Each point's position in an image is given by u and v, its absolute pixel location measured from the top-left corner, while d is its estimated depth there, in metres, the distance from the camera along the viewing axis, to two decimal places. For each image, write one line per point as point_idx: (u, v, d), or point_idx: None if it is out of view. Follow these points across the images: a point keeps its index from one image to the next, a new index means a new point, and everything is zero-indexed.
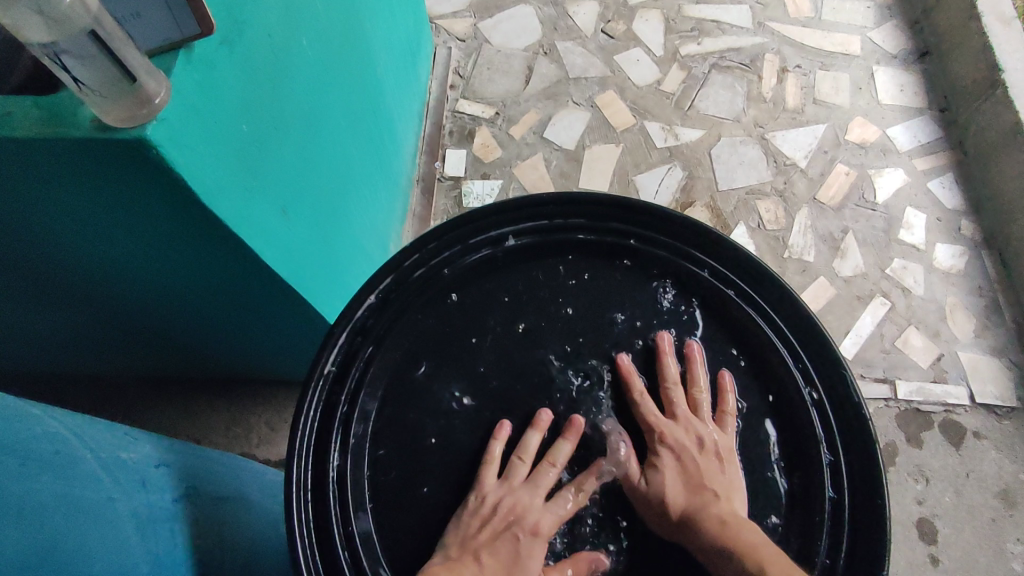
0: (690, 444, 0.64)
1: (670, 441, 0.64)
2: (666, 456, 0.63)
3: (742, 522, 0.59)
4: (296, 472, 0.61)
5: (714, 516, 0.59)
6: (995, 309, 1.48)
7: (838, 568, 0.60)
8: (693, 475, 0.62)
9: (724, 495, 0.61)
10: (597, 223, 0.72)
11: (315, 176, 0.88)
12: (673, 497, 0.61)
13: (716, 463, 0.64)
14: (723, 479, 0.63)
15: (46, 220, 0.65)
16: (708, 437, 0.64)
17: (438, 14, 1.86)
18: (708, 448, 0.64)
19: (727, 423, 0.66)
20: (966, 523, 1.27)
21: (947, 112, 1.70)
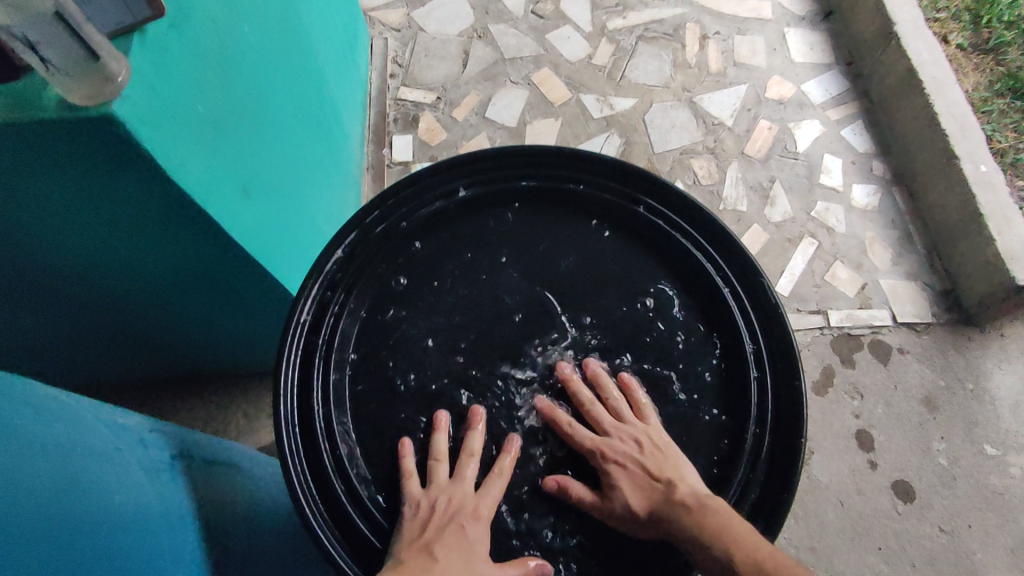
0: (630, 450, 0.66)
1: (612, 456, 0.66)
2: (614, 469, 0.66)
3: (706, 498, 0.63)
4: (283, 409, 0.66)
5: (678, 502, 0.63)
6: (907, 238, 1.63)
7: (765, 438, 0.69)
8: (642, 476, 0.65)
9: (676, 480, 0.65)
10: (538, 171, 0.78)
11: (269, 157, 0.92)
12: (637, 504, 0.64)
13: (659, 453, 0.67)
14: (672, 466, 0.66)
15: (24, 216, 0.70)
16: (641, 437, 0.67)
17: (371, 6, 1.89)
18: (645, 446, 0.67)
19: (649, 416, 0.70)
20: (897, 429, 1.42)
21: (852, 66, 1.86)
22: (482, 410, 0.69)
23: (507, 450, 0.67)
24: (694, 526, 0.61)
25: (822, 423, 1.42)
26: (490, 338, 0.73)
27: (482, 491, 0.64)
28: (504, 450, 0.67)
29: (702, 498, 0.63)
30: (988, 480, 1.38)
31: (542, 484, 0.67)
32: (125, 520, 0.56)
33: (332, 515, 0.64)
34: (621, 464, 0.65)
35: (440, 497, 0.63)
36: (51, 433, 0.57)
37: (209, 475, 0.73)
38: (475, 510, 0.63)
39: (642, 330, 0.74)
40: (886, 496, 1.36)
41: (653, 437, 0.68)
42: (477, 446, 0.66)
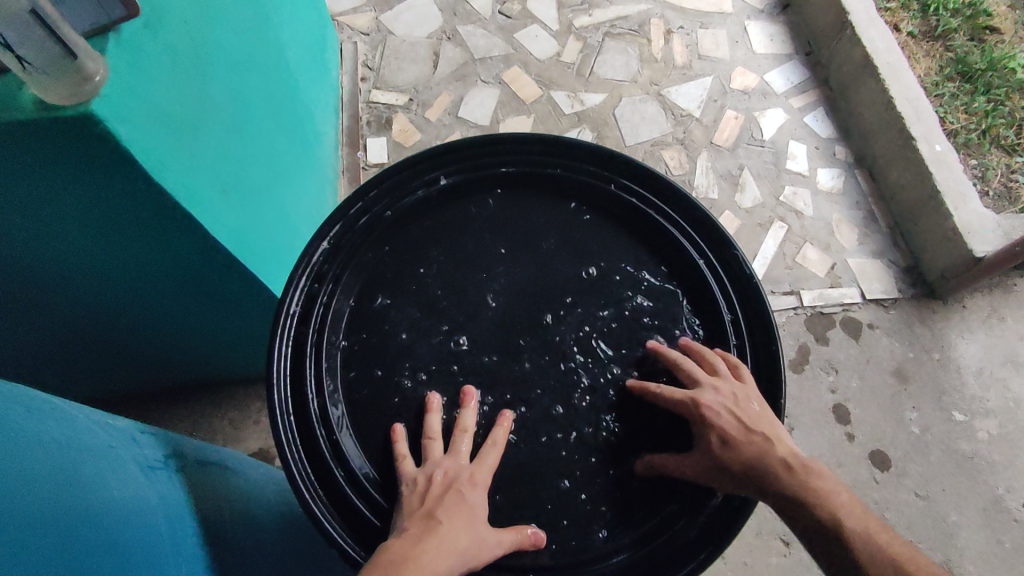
0: (728, 403, 0.68)
1: (713, 410, 0.67)
2: (718, 419, 0.67)
3: (802, 459, 0.68)
4: (277, 398, 0.67)
5: (779, 463, 0.66)
6: (871, 218, 1.69)
7: None
8: (742, 431, 0.67)
9: (773, 437, 0.68)
10: (516, 157, 0.80)
11: (246, 158, 0.92)
12: (739, 460, 0.66)
13: (759, 409, 0.69)
14: (769, 423, 0.68)
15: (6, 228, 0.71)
16: (739, 392, 0.69)
17: (339, 11, 1.89)
18: (746, 400, 0.69)
19: (743, 374, 0.71)
20: (871, 401, 1.47)
21: (811, 55, 1.92)
22: (474, 389, 0.71)
23: (500, 423, 0.68)
24: (797, 486, 0.66)
25: (801, 400, 1.46)
26: (477, 318, 0.74)
27: (477, 461, 0.66)
28: (496, 424, 0.68)
29: (801, 460, 0.67)
30: (959, 445, 1.44)
31: (537, 458, 0.69)
32: (123, 513, 0.58)
33: (331, 499, 0.66)
34: (725, 415, 0.67)
35: (435, 470, 0.64)
36: (48, 431, 0.59)
37: (204, 474, 0.75)
38: (472, 480, 0.64)
39: (626, 306, 0.76)
40: (864, 466, 1.40)
41: (752, 392, 0.69)
42: (471, 421, 0.68)
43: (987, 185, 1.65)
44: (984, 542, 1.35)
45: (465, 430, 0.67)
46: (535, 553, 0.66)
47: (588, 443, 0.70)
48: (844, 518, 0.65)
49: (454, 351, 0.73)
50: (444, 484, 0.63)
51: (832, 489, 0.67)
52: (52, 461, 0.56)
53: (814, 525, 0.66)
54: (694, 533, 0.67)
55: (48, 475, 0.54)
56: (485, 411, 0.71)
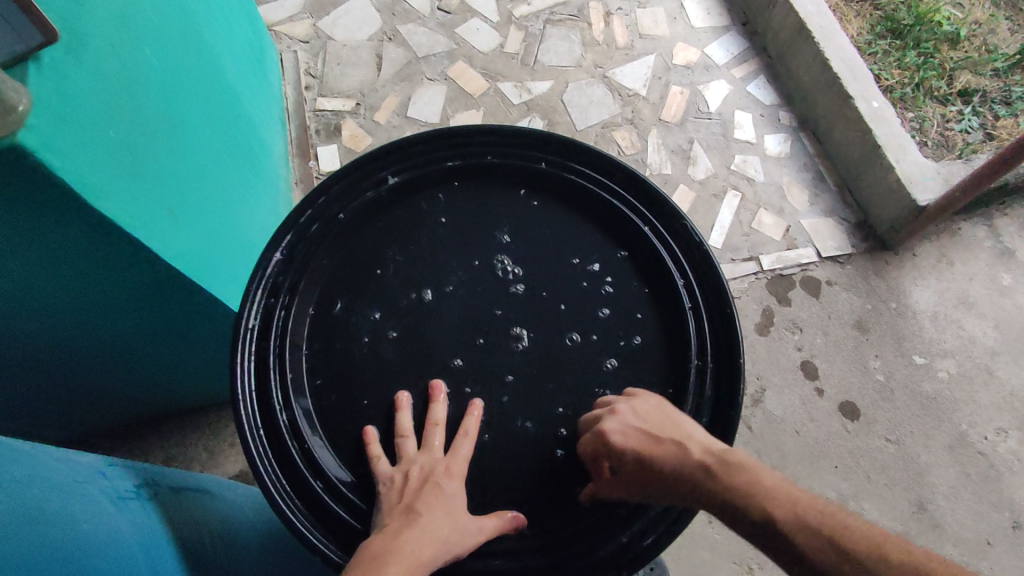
0: (625, 419, 0.67)
1: (612, 434, 0.66)
2: (619, 440, 0.65)
3: (721, 454, 0.62)
4: (244, 413, 0.67)
5: (696, 466, 0.61)
6: (820, 179, 1.74)
7: (708, 365, 0.73)
8: (646, 441, 0.65)
9: (682, 439, 0.64)
10: (460, 149, 0.80)
11: (191, 178, 0.90)
12: (659, 473, 0.63)
13: (662, 418, 0.67)
14: (674, 426, 0.66)
15: None
16: (635, 415, 0.67)
17: (274, 20, 1.86)
18: (648, 410, 0.68)
19: (639, 394, 0.70)
20: (836, 355, 1.52)
21: (748, 25, 1.97)
22: (443, 382, 0.71)
23: (470, 413, 0.69)
24: (726, 486, 0.59)
25: (769, 361, 1.50)
26: (437, 313, 0.75)
27: (451, 453, 0.66)
28: (467, 415, 0.69)
29: (718, 455, 0.62)
30: (921, 387, 1.50)
31: (512, 447, 0.70)
32: (96, 544, 0.57)
33: (309, 506, 0.66)
34: (626, 434, 0.65)
35: (411, 467, 0.65)
36: (9, 470, 0.57)
37: (179, 499, 0.74)
38: (448, 472, 0.65)
39: (585, 284, 0.78)
40: (835, 418, 1.45)
41: (652, 403, 0.68)
42: (441, 415, 0.68)
43: (925, 136, 1.71)
44: (953, 477, 1.41)
45: (437, 425, 0.68)
46: (518, 536, 0.67)
47: (557, 422, 0.71)
48: (775, 508, 0.56)
49: (419, 347, 0.73)
50: (421, 479, 0.64)
51: (759, 477, 0.59)
52: (16, 498, 0.55)
53: (755, 528, 0.57)
54: (665, 506, 0.68)
55: (15, 513, 0.53)
56: (455, 400, 0.71)
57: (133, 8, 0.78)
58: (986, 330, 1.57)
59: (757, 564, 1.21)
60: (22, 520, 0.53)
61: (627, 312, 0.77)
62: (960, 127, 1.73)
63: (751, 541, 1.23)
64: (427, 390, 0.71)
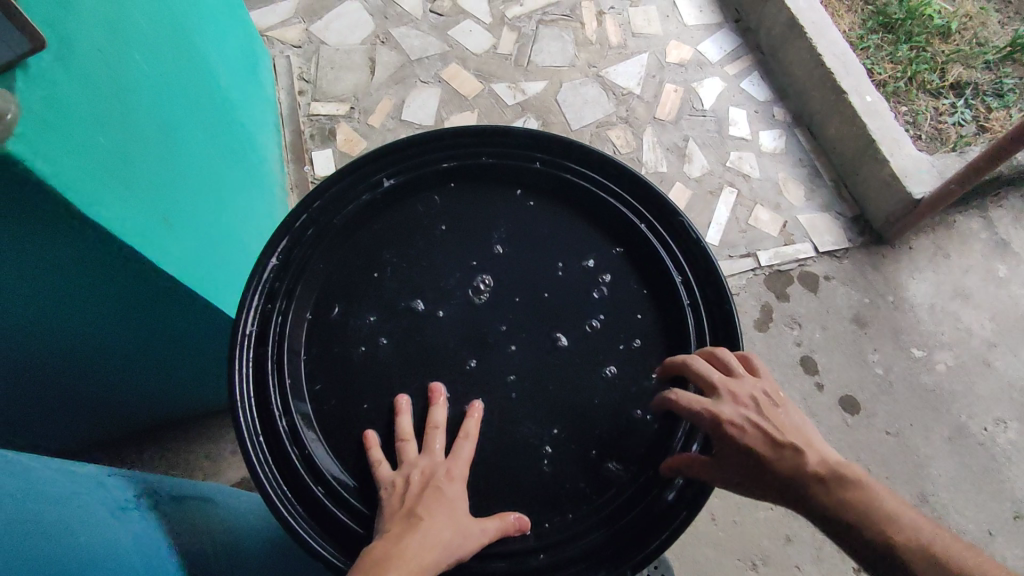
0: (744, 411, 0.67)
1: (732, 422, 0.66)
2: (738, 433, 0.66)
3: (837, 468, 0.65)
4: (243, 419, 0.66)
5: (813, 474, 0.65)
6: (815, 174, 1.75)
7: None
8: (766, 440, 0.66)
9: (801, 443, 0.66)
10: (455, 151, 0.80)
11: (185, 184, 0.89)
12: (772, 469, 0.65)
13: (780, 413, 0.68)
14: (796, 431, 0.67)
15: None
16: (761, 404, 0.68)
17: (267, 25, 1.85)
18: (770, 407, 0.68)
19: (761, 374, 0.70)
20: (835, 349, 1.52)
21: (740, 22, 1.97)
22: (442, 385, 0.71)
23: (471, 415, 0.69)
24: (834, 500, 0.64)
25: (768, 357, 1.50)
26: (434, 315, 0.74)
27: (453, 455, 0.66)
28: (467, 416, 0.68)
29: (833, 468, 0.65)
30: (920, 379, 1.50)
31: (514, 448, 0.70)
32: (97, 555, 0.57)
33: (310, 512, 0.65)
34: (747, 429, 0.66)
35: (412, 471, 0.64)
36: (8, 482, 0.57)
37: (180, 507, 0.74)
38: (449, 475, 0.64)
39: (583, 283, 0.77)
40: (836, 412, 1.45)
41: (776, 398, 0.69)
42: (441, 417, 0.68)
43: (919, 130, 1.71)
44: (954, 468, 1.41)
45: (437, 426, 0.67)
46: (521, 538, 0.67)
47: (558, 424, 0.71)
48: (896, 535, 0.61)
49: (418, 349, 0.73)
50: (421, 482, 0.63)
51: (875, 496, 0.64)
52: (16, 510, 0.54)
53: (861, 545, 0.63)
54: (668, 504, 0.68)
55: (14, 526, 0.53)
56: (455, 402, 0.71)
57: (122, 14, 0.78)
58: (984, 322, 1.57)
59: (761, 560, 1.21)
60: (22, 533, 0.53)
61: (626, 310, 0.77)
62: (953, 120, 1.73)
63: (754, 537, 1.23)
64: (426, 393, 0.71)
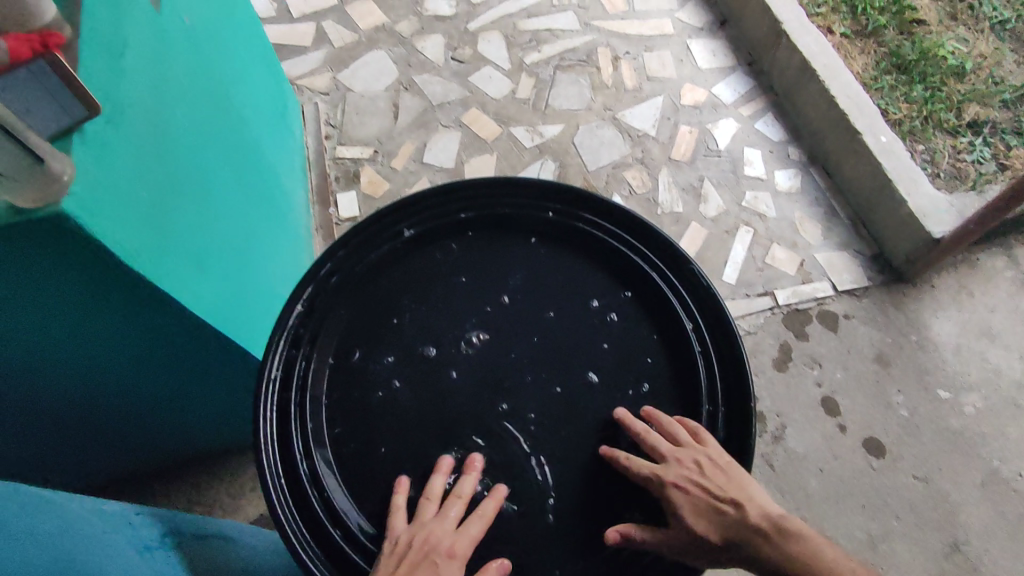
0: (688, 470, 0.68)
1: (672, 483, 0.68)
2: (677, 494, 0.68)
3: (777, 519, 0.68)
4: (267, 463, 0.69)
5: (755, 530, 0.67)
6: (832, 213, 1.75)
7: (719, 410, 0.74)
8: (706, 501, 0.68)
9: (743, 500, 0.68)
10: (472, 201, 0.84)
11: (217, 232, 0.94)
12: (711, 533, 0.67)
13: (721, 469, 0.69)
14: (740, 487, 0.69)
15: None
16: (702, 460, 0.69)
17: (297, 74, 1.95)
18: (710, 463, 0.69)
19: (704, 438, 0.72)
20: (858, 390, 1.50)
21: (754, 65, 2.01)
22: (450, 457, 0.71)
23: (468, 473, 0.70)
24: (780, 555, 0.66)
25: (788, 397, 1.49)
26: (452, 360, 0.77)
27: (442, 518, 0.67)
28: (463, 475, 0.69)
29: (776, 521, 0.68)
30: (948, 422, 1.46)
31: (529, 495, 0.71)
32: None
33: (329, 555, 0.67)
34: (687, 489, 0.68)
35: (415, 537, 0.65)
36: (45, 521, 0.60)
37: (202, 547, 0.76)
38: (450, 548, 0.65)
39: (596, 329, 0.79)
40: (860, 455, 1.42)
41: (714, 452, 0.70)
42: (437, 486, 0.69)
43: (937, 168, 1.71)
44: (987, 516, 1.37)
45: (432, 494, 0.68)
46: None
47: (572, 471, 0.72)
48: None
49: (435, 393, 0.75)
50: (421, 551, 0.64)
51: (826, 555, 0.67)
52: (52, 548, 0.57)
53: None
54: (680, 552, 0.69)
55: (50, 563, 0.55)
56: (470, 446, 0.72)
57: (166, 78, 0.85)
58: (1012, 362, 1.54)
59: None
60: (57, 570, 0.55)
61: (639, 357, 0.78)
62: (972, 157, 1.73)
63: None
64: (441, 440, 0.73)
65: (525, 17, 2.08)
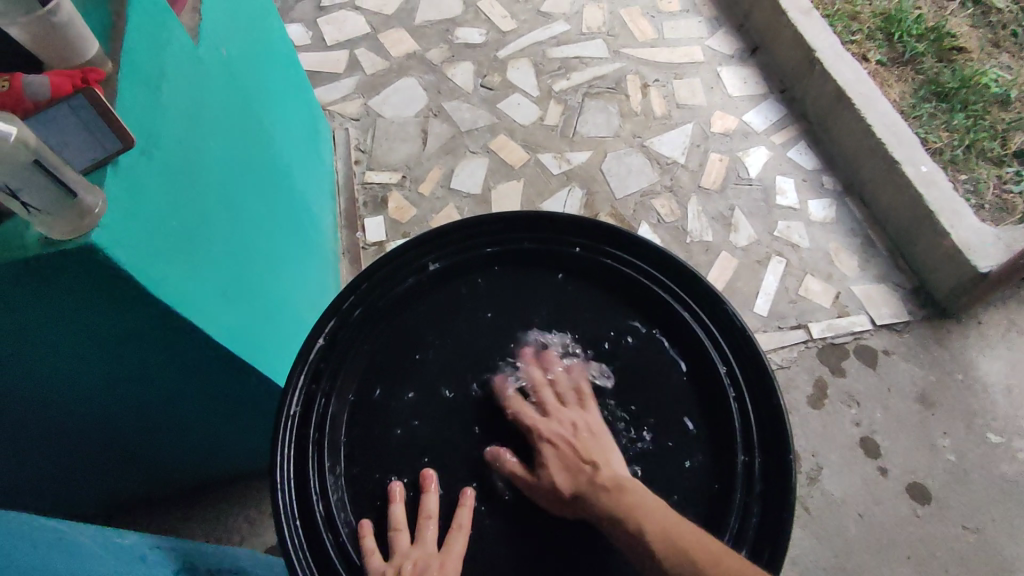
0: (564, 432, 0.71)
1: (546, 435, 0.70)
2: (550, 448, 0.70)
3: (622, 480, 0.67)
4: (282, 503, 0.67)
5: (600, 485, 0.66)
6: (869, 244, 1.69)
7: (755, 462, 0.70)
8: (571, 458, 0.69)
9: (602, 464, 0.69)
10: (498, 235, 0.83)
11: (245, 260, 0.95)
12: (562, 483, 0.67)
13: (591, 438, 0.71)
14: (602, 451, 0.70)
15: (24, 357, 0.75)
16: (578, 422, 0.72)
17: (329, 100, 1.99)
18: (585, 432, 0.71)
19: (588, 404, 0.73)
20: (899, 431, 1.42)
21: (786, 92, 1.98)
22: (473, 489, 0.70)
23: (464, 504, 0.68)
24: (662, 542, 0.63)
25: (824, 437, 1.42)
26: (473, 400, 0.75)
27: (445, 550, 0.65)
28: (459, 506, 0.68)
29: (621, 481, 0.67)
30: (998, 468, 1.38)
31: (554, 548, 0.67)
32: None
33: None
34: (556, 445, 0.70)
35: (404, 563, 0.63)
36: (61, 560, 0.59)
37: None
38: (441, 569, 0.63)
39: (624, 371, 0.77)
40: (903, 501, 1.35)
41: (593, 418, 0.72)
42: (433, 507, 0.67)
43: (981, 199, 1.65)
44: None
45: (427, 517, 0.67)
46: None
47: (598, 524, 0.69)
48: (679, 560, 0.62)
49: (456, 434, 0.73)
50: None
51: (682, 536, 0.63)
52: None
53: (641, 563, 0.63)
54: None
55: None
56: (490, 491, 0.70)
57: (199, 109, 0.86)
58: None
59: None
60: None
61: (669, 401, 0.75)
62: (1018, 188, 1.66)
63: None
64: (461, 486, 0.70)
65: (554, 45, 2.10)
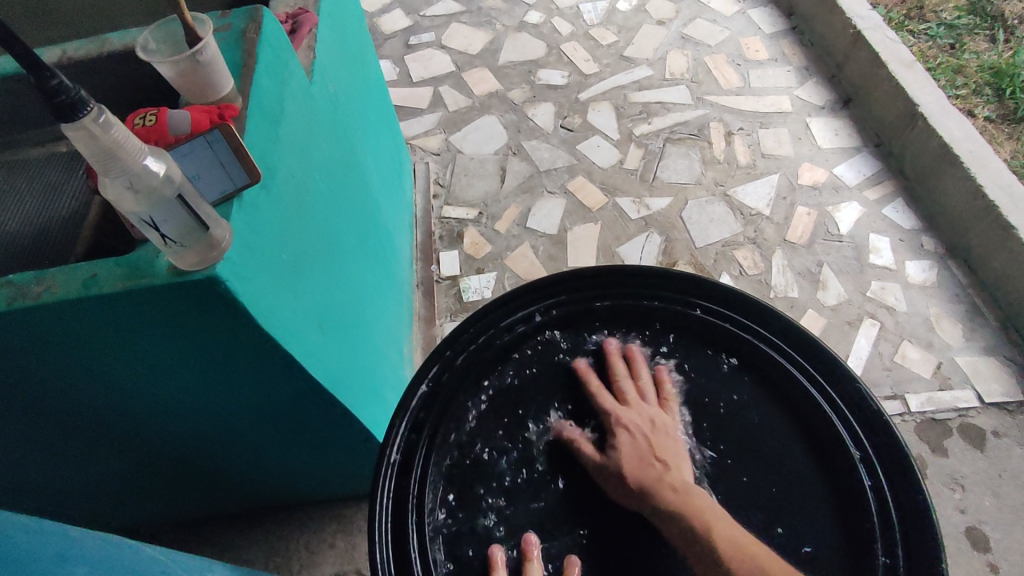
0: (642, 428, 0.70)
1: (624, 423, 0.71)
2: (623, 442, 0.69)
3: (692, 486, 0.66)
4: (379, 557, 0.65)
5: (667, 484, 0.66)
6: (976, 313, 1.57)
7: (899, 565, 0.63)
8: (646, 451, 0.69)
9: (675, 465, 0.68)
10: (604, 289, 0.82)
11: (339, 294, 0.96)
12: (631, 473, 0.67)
13: (669, 442, 0.70)
14: (674, 452, 0.69)
15: (134, 376, 0.77)
16: (659, 420, 0.71)
17: (412, 135, 2.05)
18: (663, 437, 0.70)
19: (671, 405, 0.74)
20: (1013, 525, 1.28)
21: (881, 146, 1.89)
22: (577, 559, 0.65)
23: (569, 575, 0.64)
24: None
25: None
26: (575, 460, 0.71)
27: None
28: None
29: (688, 482, 0.66)
30: None
31: None
32: None
33: None
34: (631, 438, 0.69)
35: None
36: None
37: None
38: None
39: (742, 444, 0.72)
40: None
41: (673, 426, 0.72)
42: None
43: None
44: None
45: None
46: None
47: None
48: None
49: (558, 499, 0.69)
50: None
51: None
52: None
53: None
54: None
55: None
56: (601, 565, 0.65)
57: (312, 145, 0.90)
58: None
59: None
60: None
61: (791, 483, 0.69)
62: None
63: None
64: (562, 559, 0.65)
65: (636, 89, 2.09)
